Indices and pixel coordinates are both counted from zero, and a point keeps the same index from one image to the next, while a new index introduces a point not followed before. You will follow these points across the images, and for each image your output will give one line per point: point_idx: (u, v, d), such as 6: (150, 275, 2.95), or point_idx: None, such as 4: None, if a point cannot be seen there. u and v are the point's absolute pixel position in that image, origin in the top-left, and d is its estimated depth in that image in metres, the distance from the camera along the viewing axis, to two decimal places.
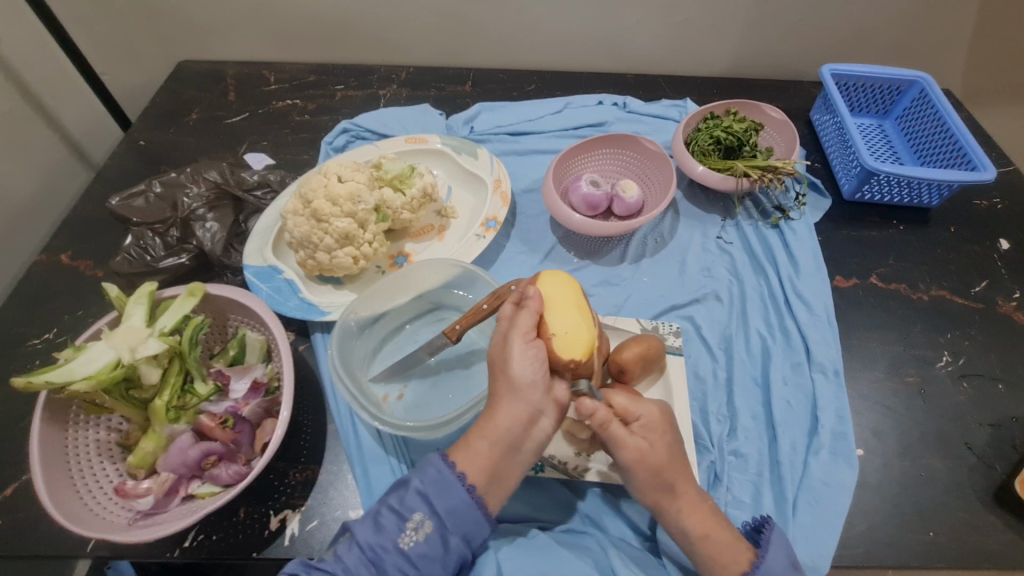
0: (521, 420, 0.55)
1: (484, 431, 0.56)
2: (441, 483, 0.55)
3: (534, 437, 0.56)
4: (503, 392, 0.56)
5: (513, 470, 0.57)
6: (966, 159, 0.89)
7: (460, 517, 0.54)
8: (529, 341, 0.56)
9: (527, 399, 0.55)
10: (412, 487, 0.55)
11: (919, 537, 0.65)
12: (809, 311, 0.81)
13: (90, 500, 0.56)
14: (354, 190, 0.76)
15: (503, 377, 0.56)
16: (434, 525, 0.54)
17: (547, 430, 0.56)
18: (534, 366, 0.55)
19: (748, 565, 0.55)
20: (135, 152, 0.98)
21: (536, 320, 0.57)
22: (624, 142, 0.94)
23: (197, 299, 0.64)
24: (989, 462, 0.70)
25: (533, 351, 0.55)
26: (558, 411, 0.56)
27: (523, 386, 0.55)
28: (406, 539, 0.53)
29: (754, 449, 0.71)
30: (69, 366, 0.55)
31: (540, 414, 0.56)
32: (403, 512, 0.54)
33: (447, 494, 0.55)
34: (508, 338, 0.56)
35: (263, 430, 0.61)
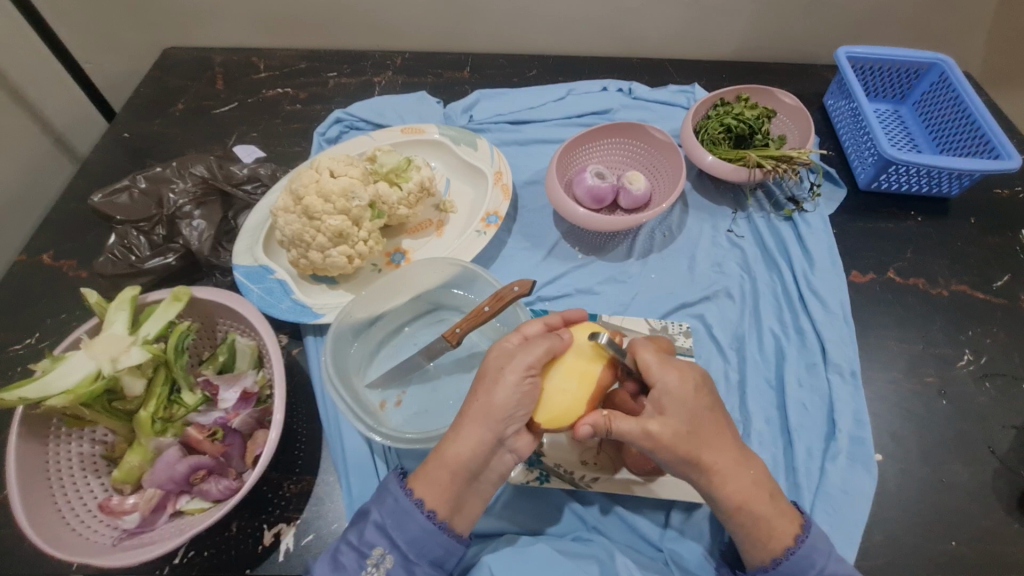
0: (483, 450, 0.53)
1: (444, 459, 0.53)
2: (398, 513, 0.53)
3: (494, 467, 0.54)
4: (474, 417, 0.53)
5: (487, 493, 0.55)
6: (989, 147, 0.85)
7: (422, 545, 0.52)
8: (530, 375, 0.53)
9: (495, 428, 0.53)
10: (371, 520, 0.53)
11: (941, 547, 0.62)
12: (824, 308, 0.78)
13: (73, 518, 0.53)
14: (347, 185, 0.72)
15: (482, 400, 0.53)
16: (396, 558, 0.52)
17: (507, 463, 0.55)
18: (518, 399, 0.53)
19: (784, 549, 0.53)
20: (119, 144, 0.93)
21: (549, 356, 0.54)
22: (630, 131, 0.89)
23: (182, 304, 0.60)
24: (1013, 466, 0.67)
25: (527, 385, 0.53)
26: (520, 449, 0.55)
27: (498, 416, 0.52)
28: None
29: (768, 456, 0.68)
30: (46, 379, 0.52)
31: (500, 446, 0.54)
32: (362, 548, 0.52)
33: (405, 524, 0.52)
34: (511, 363, 0.53)
35: (255, 442, 0.58)
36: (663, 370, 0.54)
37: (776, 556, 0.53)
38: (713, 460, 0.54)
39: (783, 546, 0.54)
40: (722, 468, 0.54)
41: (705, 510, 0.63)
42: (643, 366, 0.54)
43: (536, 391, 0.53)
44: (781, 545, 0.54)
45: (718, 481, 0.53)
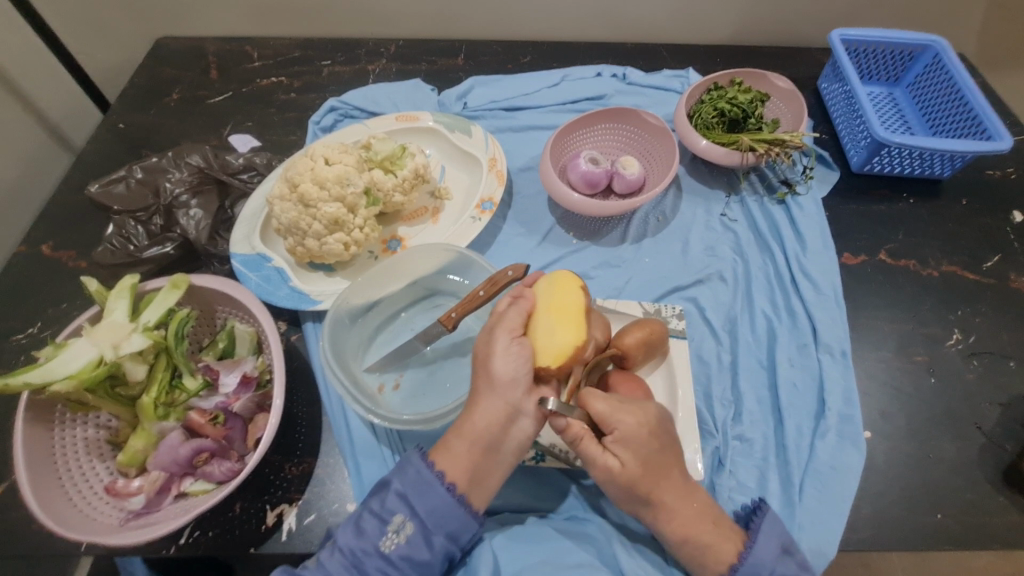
0: (498, 420, 0.54)
1: (462, 429, 0.55)
2: (420, 482, 0.54)
3: (514, 435, 0.55)
4: (483, 389, 0.55)
5: (493, 473, 0.56)
6: (981, 128, 0.85)
7: (441, 517, 0.54)
8: (514, 338, 0.55)
9: (505, 397, 0.54)
10: (392, 489, 0.54)
11: (927, 519, 0.64)
12: (815, 290, 0.79)
13: (80, 499, 0.55)
14: (342, 172, 0.73)
15: (484, 373, 0.55)
16: (415, 526, 0.53)
17: (527, 430, 0.55)
18: (518, 365, 0.54)
19: (736, 557, 0.55)
20: (114, 135, 0.94)
21: (523, 318, 0.57)
22: (623, 116, 0.90)
23: (181, 292, 0.61)
24: (999, 442, 0.69)
25: (516, 348, 0.54)
26: (541, 414, 0.55)
27: (502, 384, 0.54)
28: (387, 543, 0.53)
29: (759, 434, 0.70)
30: (48, 365, 0.53)
31: (518, 415, 0.54)
32: (384, 516, 0.54)
33: (426, 493, 0.54)
34: (494, 331, 0.56)
35: (256, 425, 0.60)
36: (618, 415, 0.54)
37: (732, 563, 0.55)
38: None
39: (734, 554, 0.55)
40: None
41: None
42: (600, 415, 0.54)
43: (528, 347, 0.55)
44: (731, 556, 0.55)
45: None
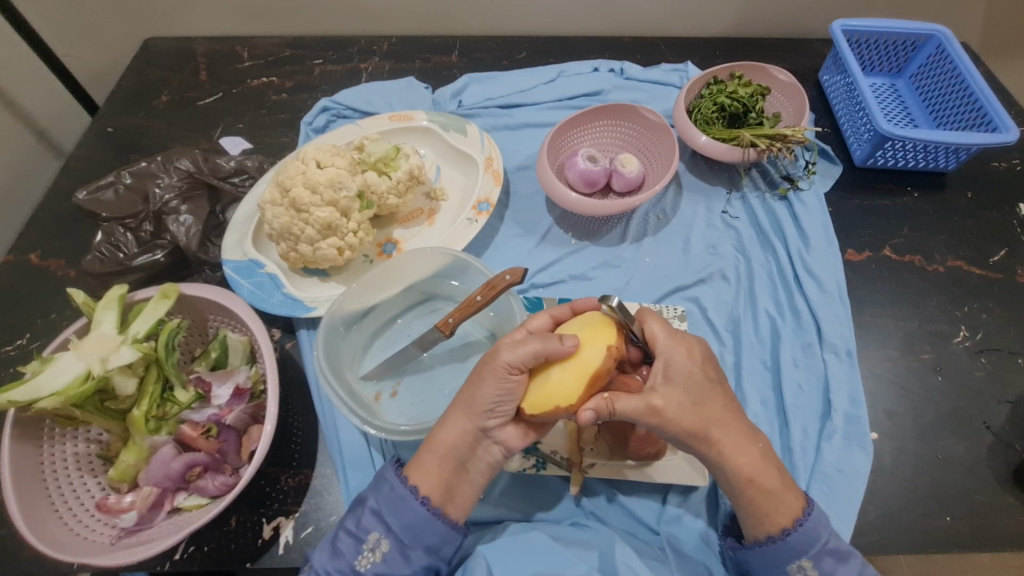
0: (466, 440, 0.54)
1: (432, 444, 0.54)
2: (393, 500, 0.53)
3: (481, 457, 0.55)
4: (456, 409, 0.54)
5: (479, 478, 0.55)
6: (987, 119, 0.83)
7: (417, 532, 0.52)
8: (514, 373, 0.52)
9: (477, 421, 0.53)
10: (367, 507, 0.54)
11: (936, 522, 0.63)
12: (819, 288, 0.77)
13: (70, 517, 0.54)
14: (334, 175, 0.71)
15: (465, 393, 0.54)
16: (391, 542, 0.52)
17: (495, 455, 0.55)
18: (502, 396, 0.52)
19: (781, 530, 0.53)
20: (102, 140, 0.92)
21: (540, 359, 0.52)
22: (622, 112, 0.88)
23: (171, 301, 0.60)
24: (1009, 441, 0.68)
25: (511, 384, 0.52)
26: (508, 441, 0.55)
27: (479, 408, 0.53)
28: (363, 562, 0.52)
29: (764, 437, 0.69)
30: (36, 381, 0.52)
31: (485, 436, 0.54)
32: (359, 534, 0.53)
33: (400, 510, 0.52)
34: (492, 360, 0.52)
35: (249, 437, 0.58)
36: (669, 342, 0.54)
37: (784, 528, 0.53)
38: (712, 444, 0.53)
39: (780, 527, 0.53)
40: (717, 456, 0.54)
41: (704, 487, 0.63)
42: (652, 336, 0.54)
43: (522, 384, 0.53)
44: (778, 526, 0.53)
45: (723, 462, 0.53)
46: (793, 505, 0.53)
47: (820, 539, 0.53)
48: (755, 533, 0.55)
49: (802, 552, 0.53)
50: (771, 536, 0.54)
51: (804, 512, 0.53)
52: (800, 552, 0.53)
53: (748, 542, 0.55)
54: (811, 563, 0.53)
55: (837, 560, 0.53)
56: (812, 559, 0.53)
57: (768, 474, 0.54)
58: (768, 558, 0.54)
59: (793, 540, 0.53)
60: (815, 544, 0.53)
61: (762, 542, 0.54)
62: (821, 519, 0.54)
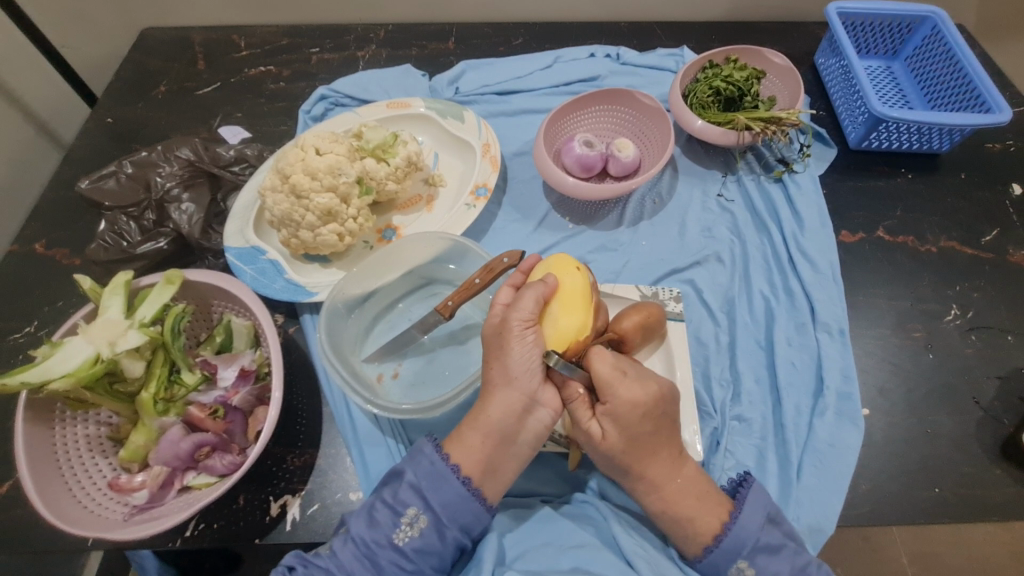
0: (515, 410, 0.54)
1: (475, 422, 0.55)
2: (434, 476, 0.54)
3: (530, 426, 0.55)
4: (497, 381, 0.55)
5: (510, 459, 0.56)
6: (980, 101, 0.84)
7: (455, 510, 0.54)
8: (529, 327, 0.54)
9: (519, 387, 0.54)
10: (406, 481, 0.55)
11: (925, 494, 0.64)
12: (813, 269, 0.79)
13: (84, 496, 0.55)
14: (333, 162, 0.72)
15: (498, 363, 0.55)
16: (429, 519, 0.53)
17: (544, 420, 0.56)
18: (532, 354, 0.54)
19: (714, 537, 0.55)
20: (102, 130, 0.92)
21: (539, 305, 0.55)
22: (617, 97, 0.88)
23: (175, 287, 0.61)
24: (997, 416, 0.69)
25: (532, 337, 0.53)
26: (555, 402, 0.56)
27: (518, 375, 0.54)
28: (400, 535, 0.53)
29: (758, 413, 0.70)
30: (45, 364, 0.53)
31: (533, 404, 0.55)
32: (397, 507, 0.54)
33: (440, 487, 0.54)
34: (506, 325, 0.54)
35: (256, 417, 0.60)
36: (618, 383, 0.53)
37: (716, 535, 0.55)
38: None
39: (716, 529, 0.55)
40: None
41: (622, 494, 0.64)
42: (601, 378, 0.54)
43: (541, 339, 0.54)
44: (710, 534, 0.55)
45: None
46: None
47: (752, 540, 0.54)
48: (692, 549, 0.56)
49: (738, 554, 0.54)
50: (708, 546, 0.55)
51: (732, 515, 0.56)
52: (735, 555, 0.54)
53: (689, 557, 0.57)
54: (748, 564, 0.54)
55: (771, 553, 0.54)
56: (747, 560, 0.54)
57: None
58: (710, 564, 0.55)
59: (726, 545, 0.54)
60: (748, 545, 0.54)
61: (703, 554, 0.55)
62: (751, 523, 0.55)
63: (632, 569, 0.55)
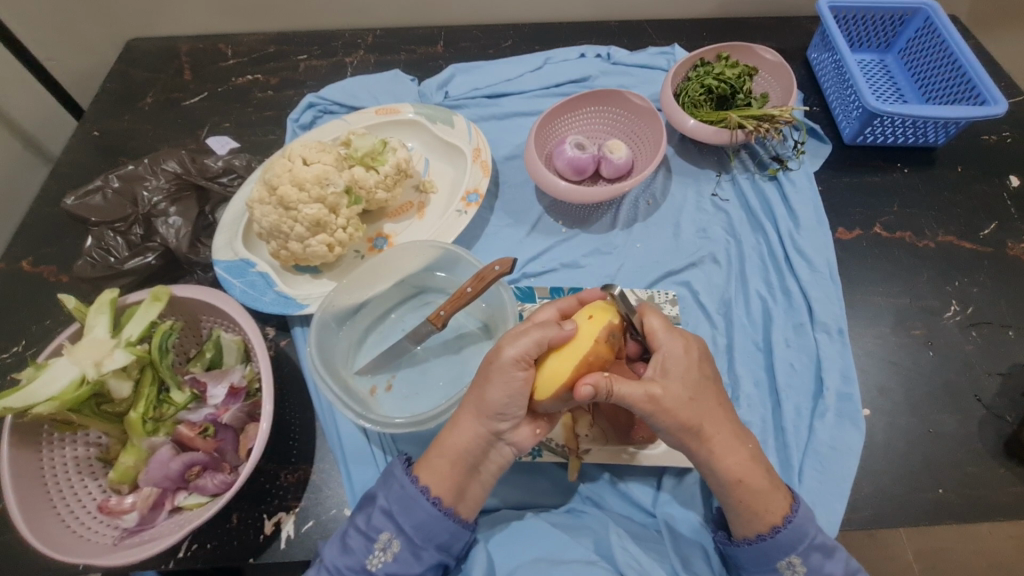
0: (479, 444, 0.54)
1: (442, 450, 0.54)
2: (405, 499, 0.54)
3: (492, 458, 0.55)
4: (469, 413, 0.54)
5: (482, 478, 0.55)
6: (975, 93, 0.83)
7: (428, 531, 0.53)
8: (522, 367, 0.51)
9: (489, 424, 0.53)
10: (378, 505, 0.54)
11: (928, 495, 0.63)
12: (810, 268, 0.78)
13: (73, 520, 0.54)
14: (321, 172, 0.71)
15: (476, 395, 0.54)
16: (403, 543, 0.53)
17: (506, 455, 0.55)
18: (512, 396, 0.52)
19: (771, 527, 0.54)
20: (89, 143, 0.91)
21: (542, 347, 0.51)
22: (609, 98, 0.87)
23: (162, 303, 0.60)
24: (1000, 413, 0.68)
25: (520, 380, 0.51)
26: (520, 442, 0.55)
27: (490, 412, 0.53)
28: (374, 561, 0.52)
29: (757, 417, 0.69)
30: (30, 388, 0.52)
31: (498, 440, 0.54)
32: (370, 533, 0.53)
33: (411, 509, 0.53)
34: (497, 358, 0.51)
35: (247, 436, 0.59)
36: (668, 336, 0.54)
37: (774, 525, 0.54)
38: (701, 437, 0.54)
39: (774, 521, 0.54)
40: (706, 445, 0.54)
41: (696, 475, 0.64)
42: (650, 329, 0.54)
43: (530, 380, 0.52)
44: None
45: (712, 454, 0.55)
46: (777, 500, 0.54)
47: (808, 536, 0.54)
48: (745, 530, 0.55)
49: (791, 549, 0.53)
50: (761, 534, 0.54)
51: (792, 507, 0.54)
52: (788, 549, 0.53)
53: (736, 538, 0.56)
54: (800, 560, 0.53)
55: (825, 554, 0.54)
56: (800, 555, 0.54)
57: (760, 476, 0.54)
58: (758, 554, 0.54)
59: (783, 538, 0.53)
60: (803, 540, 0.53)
61: (751, 540, 0.55)
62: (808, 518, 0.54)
63: None
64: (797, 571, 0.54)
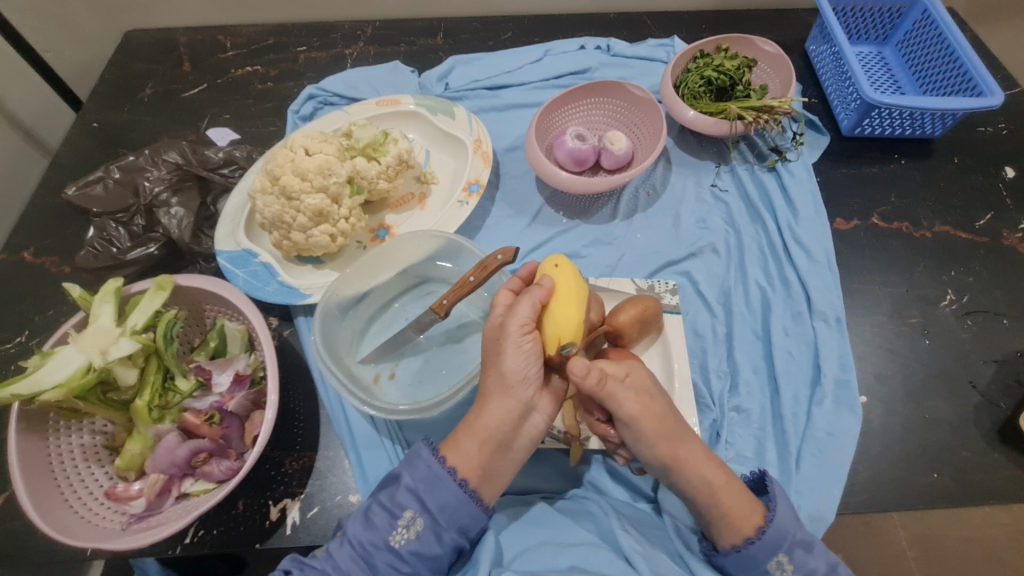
0: (511, 417, 0.55)
1: (472, 428, 0.55)
2: (431, 479, 0.54)
3: (525, 432, 0.56)
4: (495, 387, 0.55)
5: (506, 465, 0.56)
6: (972, 84, 0.84)
7: (452, 512, 0.53)
8: (526, 334, 0.54)
9: (517, 394, 0.55)
10: (402, 484, 0.54)
11: (924, 479, 0.64)
12: (808, 257, 0.79)
13: (80, 506, 0.55)
14: (323, 162, 0.71)
15: (495, 371, 0.55)
16: (426, 522, 0.53)
17: (538, 426, 0.57)
18: (528, 360, 0.54)
19: (756, 529, 0.54)
20: (88, 135, 0.91)
21: (537, 309, 0.55)
22: (609, 89, 0.88)
23: (167, 292, 0.60)
24: (994, 400, 0.69)
25: (528, 345, 0.54)
26: (546, 409, 0.57)
27: (515, 381, 0.54)
28: (397, 537, 0.52)
29: (756, 404, 0.70)
30: (37, 375, 0.52)
31: (529, 411, 0.56)
32: (394, 510, 0.53)
33: (437, 490, 0.53)
34: (505, 331, 0.54)
35: (252, 423, 0.59)
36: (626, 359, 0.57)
37: (759, 527, 0.54)
38: None
39: (755, 526, 0.54)
40: None
41: None
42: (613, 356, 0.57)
43: (538, 346, 0.54)
44: (736, 526, 0.54)
45: None
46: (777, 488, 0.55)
47: (791, 534, 0.54)
48: (723, 542, 0.55)
49: (778, 548, 0.53)
50: (749, 538, 0.54)
51: (771, 510, 0.55)
52: (776, 548, 0.53)
53: (722, 548, 0.55)
54: (788, 559, 0.53)
55: (807, 549, 0.54)
56: (786, 553, 0.53)
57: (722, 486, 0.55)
58: (745, 560, 0.54)
59: (768, 537, 0.53)
60: (788, 537, 0.53)
61: (739, 546, 0.54)
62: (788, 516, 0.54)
63: (632, 567, 0.55)
64: (786, 571, 0.53)
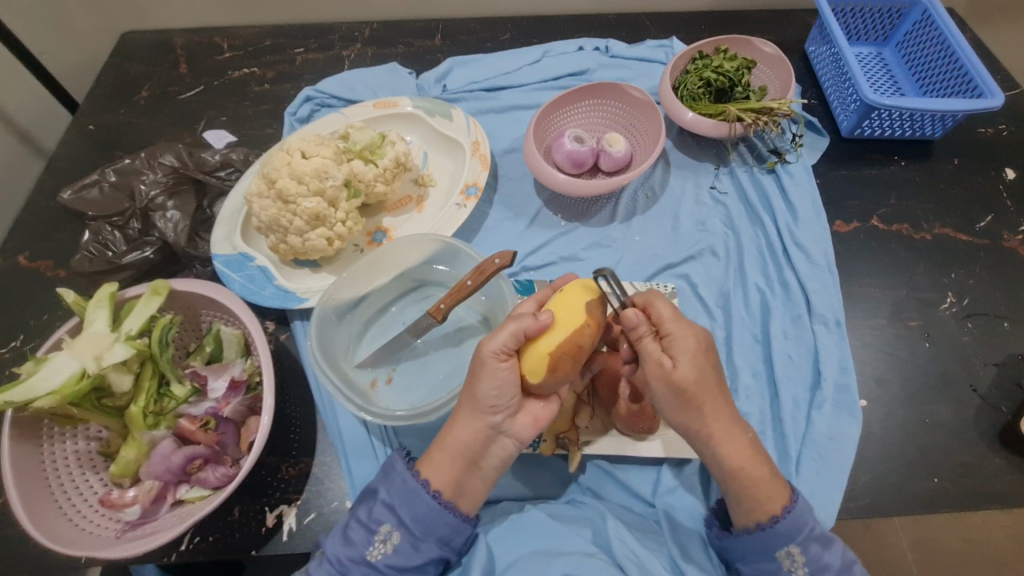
0: (478, 438, 0.54)
1: (442, 443, 0.55)
2: (405, 492, 0.54)
3: (494, 452, 0.55)
4: (465, 408, 0.55)
5: (477, 483, 0.55)
6: (972, 85, 0.83)
7: (429, 524, 0.53)
8: (502, 360, 0.53)
9: (484, 418, 0.54)
10: (379, 498, 0.54)
11: (924, 484, 0.64)
12: (807, 260, 0.78)
13: (75, 513, 0.54)
14: (320, 165, 0.70)
15: (466, 393, 0.55)
16: (403, 535, 0.53)
17: (508, 448, 0.56)
18: (499, 388, 0.53)
19: (771, 517, 0.53)
20: (84, 138, 0.90)
21: (519, 338, 0.53)
22: (608, 91, 0.87)
23: (162, 297, 0.60)
24: (995, 403, 0.69)
25: (502, 372, 0.53)
26: (520, 432, 0.56)
27: (484, 404, 0.54)
28: (374, 552, 0.52)
29: (756, 408, 0.70)
30: (31, 382, 0.52)
31: (498, 434, 0.55)
32: (370, 525, 0.53)
33: (412, 502, 0.53)
34: (478, 353, 0.53)
35: (248, 429, 0.59)
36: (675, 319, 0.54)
37: (775, 515, 0.53)
38: (704, 425, 0.55)
39: (770, 514, 0.54)
40: (712, 432, 0.55)
41: (695, 464, 0.65)
42: (659, 317, 0.54)
43: (512, 372, 0.53)
44: None
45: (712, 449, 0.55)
46: (782, 491, 0.54)
47: (808, 526, 0.53)
48: (743, 520, 0.55)
49: (792, 538, 0.53)
50: (761, 523, 0.54)
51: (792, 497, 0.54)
52: (789, 539, 0.53)
53: (737, 529, 0.56)
54: (799, 551, 0.53)
55: (824, 544, 0.53)
56: (800, 545, 0.53)
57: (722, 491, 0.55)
58: (756, 545, 0.54)
59: (783, 527, 0.53)
60: (803, 531, 0.53)
61: (751, 529, 0.54)
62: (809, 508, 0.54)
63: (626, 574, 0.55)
64: (798, 561, 0.53)
